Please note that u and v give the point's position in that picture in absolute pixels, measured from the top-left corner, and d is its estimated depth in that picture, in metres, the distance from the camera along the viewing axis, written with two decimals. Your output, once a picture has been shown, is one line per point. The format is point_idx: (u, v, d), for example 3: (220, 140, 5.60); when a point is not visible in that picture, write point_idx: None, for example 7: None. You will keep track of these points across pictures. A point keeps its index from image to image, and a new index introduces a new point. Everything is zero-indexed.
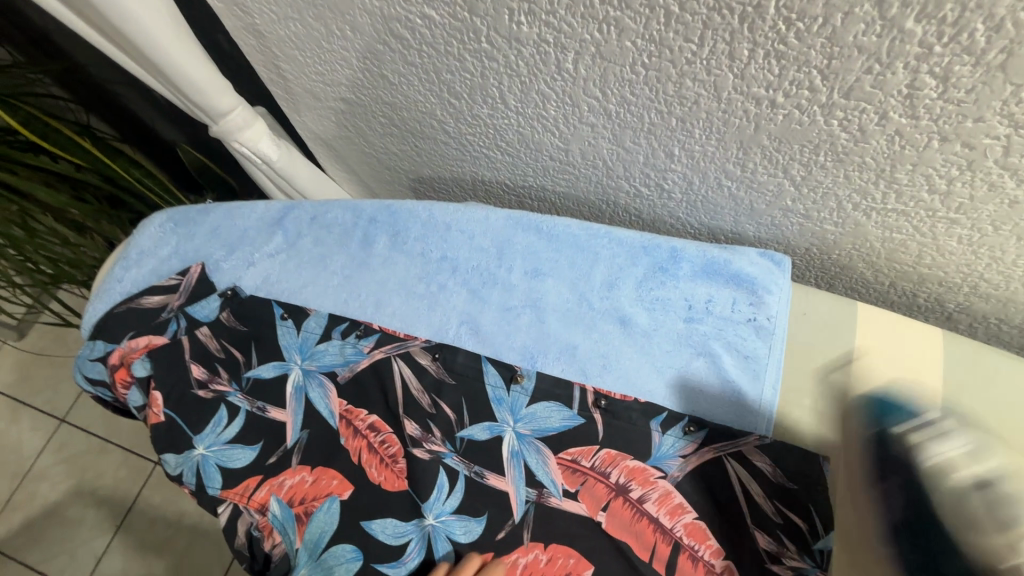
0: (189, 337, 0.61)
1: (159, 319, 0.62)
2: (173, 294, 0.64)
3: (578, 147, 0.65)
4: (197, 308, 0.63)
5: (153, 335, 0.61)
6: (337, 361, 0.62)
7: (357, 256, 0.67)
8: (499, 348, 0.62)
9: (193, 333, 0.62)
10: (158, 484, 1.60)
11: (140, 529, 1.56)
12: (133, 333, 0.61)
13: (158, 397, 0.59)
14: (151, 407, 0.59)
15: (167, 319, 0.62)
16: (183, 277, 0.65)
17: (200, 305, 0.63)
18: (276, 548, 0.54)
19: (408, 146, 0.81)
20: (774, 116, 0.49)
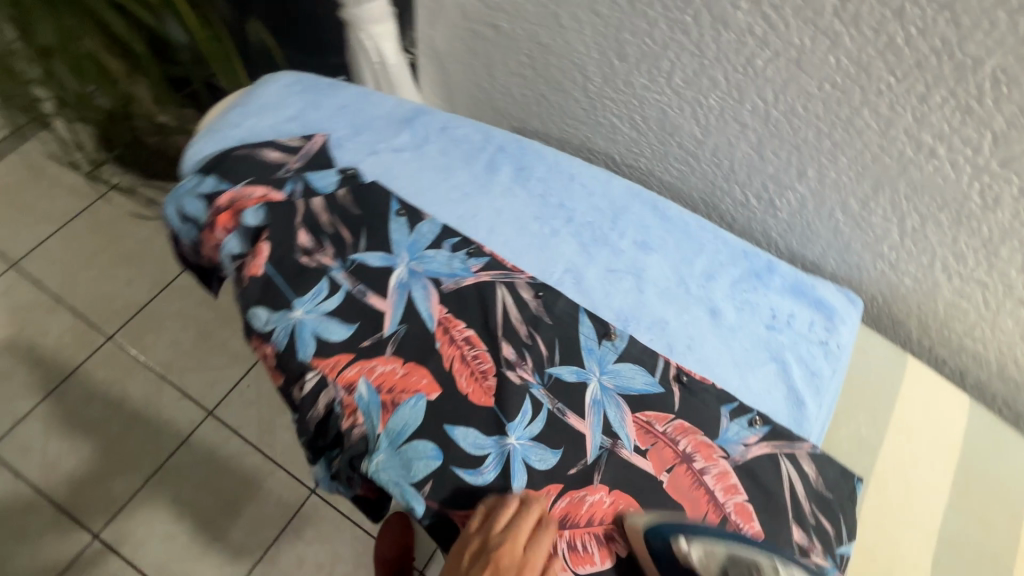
0: (304, 202, 0.59)
1: (276, 175, 0.60)
2: (293, 155, 0.62)
3: (714, 142, 0.69)
4: (317, 177, 0.61)
5: (270, 188, 0.59)
6: (444, 270, 0.61)
7: (480, 177, 0.67)
8: (597, 303, 0.64)
9: (309, 199, 0.60)
10: (106, 358, 1.49)
11: (73, 402, 1.45)
12: (248, 180, 0.59)
13: (263, 250, 0.57)
14: (255, 257, 0.56)
15: (285, 178, 0.60)
16: (305, 142, 0.63)
17: (320, 175, 0.62)
18: (355, 428, 0.53)
19: (532, 92, 0.82)
20: (925, 165, 0.55)
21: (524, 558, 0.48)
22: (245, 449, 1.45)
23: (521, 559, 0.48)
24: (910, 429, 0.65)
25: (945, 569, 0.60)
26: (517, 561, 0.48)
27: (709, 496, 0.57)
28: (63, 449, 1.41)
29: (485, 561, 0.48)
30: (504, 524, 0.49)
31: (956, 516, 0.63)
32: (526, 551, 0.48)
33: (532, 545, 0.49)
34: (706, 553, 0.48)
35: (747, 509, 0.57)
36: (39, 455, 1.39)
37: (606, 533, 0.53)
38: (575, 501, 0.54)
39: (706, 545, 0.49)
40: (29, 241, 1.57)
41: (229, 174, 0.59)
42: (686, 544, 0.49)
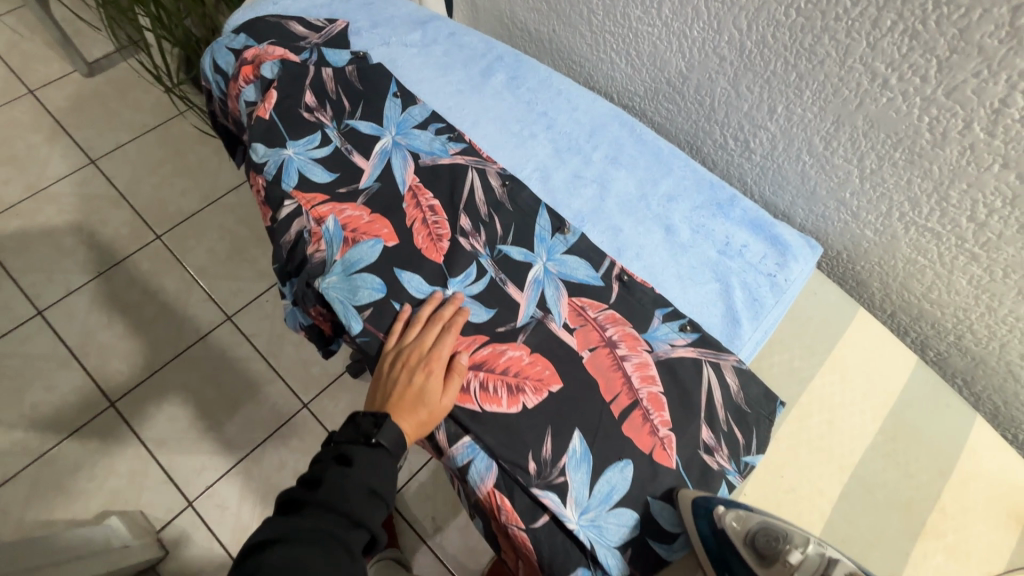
0: (315, 69, 0.69)
1: (297, 45, 0.70)
2: (315, 32, 0.71)
3: (697, 78, 0.73)
4: (332, 53, 0.70)
5: (289, 52, 0.69)
6: (424, 147, 0.68)
7: (474, 79, 0.74)
8: (558, 201, 0.69)
9: (320, 68, 0.69)
10: (154, 253, 1.58)
11: (119, 283, 1.53)
12: (272, 43, 0.69)
13: (272, 97, 0.65)
14: (264, 102, 0.65)
15: (304, 48, 0.69)
16: (327, 24, 0.73)
17: (334, 51, 0.71)
18: (317, 254, 0.61)
19: (546, 28, 0.89)
20: (879, 97, 0.57)
21: (429, 355, 0.56)
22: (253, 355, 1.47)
23: (426, 355, 0.56)
24: (846, 368, 0.66)
25: (854, 502, 0.61)
26: (424, 357, 0.56)
27: (625, 378, 0.60)
28: (102, 321, 1.49)
29: (401, 362, 0.57)
30: (413, 333, 0.58)
31: (879, 459, 0.63)
32: (429, 350, 0.56)
33: (436, 345, 0.57)
34: (741, 519, 0.49)
35: (660, 399, 0.60)
36: (80, 326, 1.48)
37: (517, 384, 0.58)
38: (496, 352, 0.59)
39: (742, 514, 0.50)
40: (109, 142, 1.70)
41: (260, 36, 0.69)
42: (725, 510, 0.51)
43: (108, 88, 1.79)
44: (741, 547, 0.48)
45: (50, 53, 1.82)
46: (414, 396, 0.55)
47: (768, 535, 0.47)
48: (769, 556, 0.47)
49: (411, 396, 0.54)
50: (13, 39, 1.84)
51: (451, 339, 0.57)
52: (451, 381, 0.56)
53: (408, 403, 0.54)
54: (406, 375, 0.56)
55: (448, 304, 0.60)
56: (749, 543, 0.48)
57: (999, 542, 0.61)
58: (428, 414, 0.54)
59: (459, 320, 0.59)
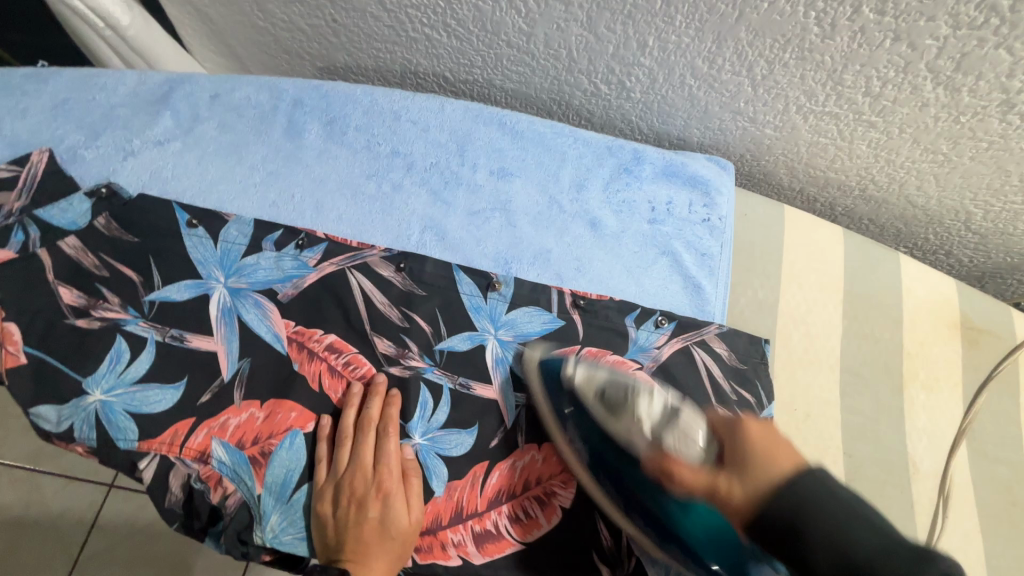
0: (49, 251, 0.45)
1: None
2: (9, 191, 0.46)
3: (544, 32, 0.59)
4: (54, 213, 0.46)
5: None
6: (275, 276, 0.50)
7: (283, 147, 0.54)
8: (469, 254, 0.56)
9: (54, 245, 0.45)
10: None
11: None
12: None
13: (13, 332, 0.42)
14: (1, 345, 0.42)
15: (9, 227, 0.45)
16: (20, 168, 0.47)
17: (60, 209, 0.46)
18: (229, 498, 0.44)
19: (323, 20, 0.66)
20: (760, 4, 0.50)
21: (377, 475, 0.46)
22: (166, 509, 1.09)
23: (374, 475, 0.46)
24: (796, 272, 0.67)
25: (852, 392, 0.65)
26: (372, 480, 0.46)
27: None
28: None
29: (345, 494, 0.45)
30: (342, 456, 0.46)
31: (853, 341, 0.67)
32: (374, 469, 0.46)
33: (381, 459, 0.47)
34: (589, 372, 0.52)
35: None
36: None
37: (544, 490, 0.50)
38: (505, 473, 0.50)
39: (590, 368, 0.52)
40: None
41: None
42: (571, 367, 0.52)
43: None
44: (594, 403, 0.51)
45: None
46: (377, 529, 0.44)
47: (614, 386, 0.51)
48: (615, 405, 0.50)
49: (372, 527, 0.44)
50: None
51: (394, 444, 0.47)
52: (411, 489, 0.47)
53: (370, 537, 0.44)
54: (354, 507, 0.45)
55: (370, 398, 0.48)
56: (600, 398, 0.51)
57: (951, 356, 0.69)
58: (399, 541, 0.45)
59: (391, 417, 0.48)
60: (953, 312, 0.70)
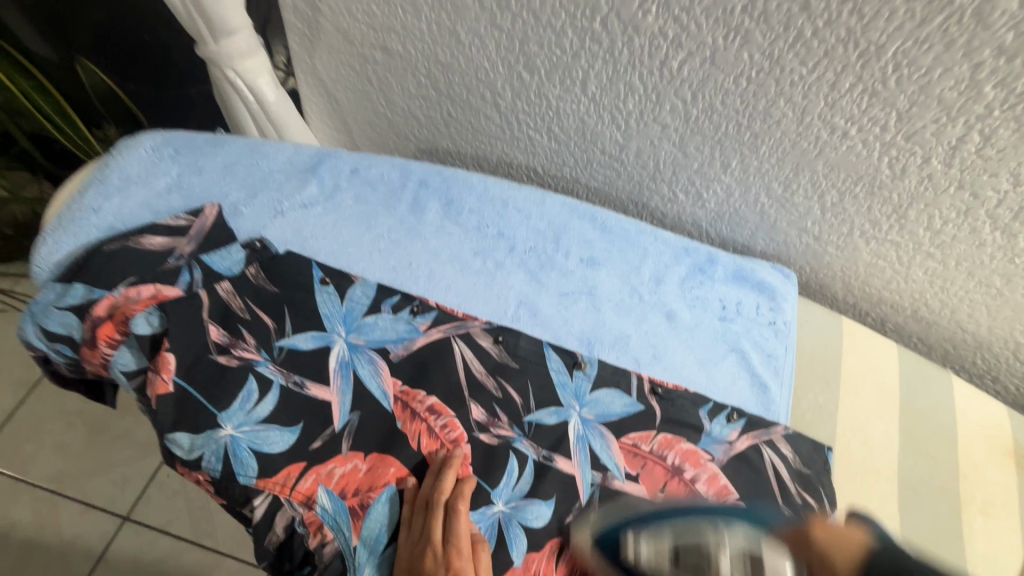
0: (208, 291, 0.50)
1: (165, 266, 0.50)
2: (183, 238, 0.53)
3: (637, 145, 0.67)
4: (216, 259, 0.52)
5: (161, 282, 0.49)
6: (389, 336, 0.54)
7: (407, 221, 0.61)
8: (558, 332, 0.61)
9: (212, 287, 0.51)
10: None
11: None
12: (133, 279, 0.49)
13: (170, 361, 0.47)
14: (158, 372, 0.46)
15: (178, 267, 0.50)
16: (195, 218, 0.54)
17: (220, 255, 0.52)
18: (326, 546, 0.46)
19: (439, 114, 0.75)
20: (839, 146, 0.57)
21: (446, 555, 0.45)
22: (179, 548, 1.04)
23: (443, 553, 0.45)
24: (853, 381, 0.71)
25: (909, 508, 0.65)
26: (442, 559, 0.45)
27: None
28: None
29: (417, 570, 0.45)
30: (419, 526, 0.47)
31: (909, 456, 0.68)
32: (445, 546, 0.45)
33: (451, 536, 0.46)
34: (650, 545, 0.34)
35: None
36: None
37: None
38: None
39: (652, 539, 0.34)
40: None
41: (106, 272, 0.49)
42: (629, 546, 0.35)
43: None
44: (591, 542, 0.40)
45: None
46: None
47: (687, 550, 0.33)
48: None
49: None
50: None
51: (462, 521, 0.46)
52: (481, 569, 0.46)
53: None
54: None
55: (446, 471, 0.49)
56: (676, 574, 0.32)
57: (1008, 483, 0.69)
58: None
59: (464, 491, 0.48)
60: (1008, 440, 0.71)
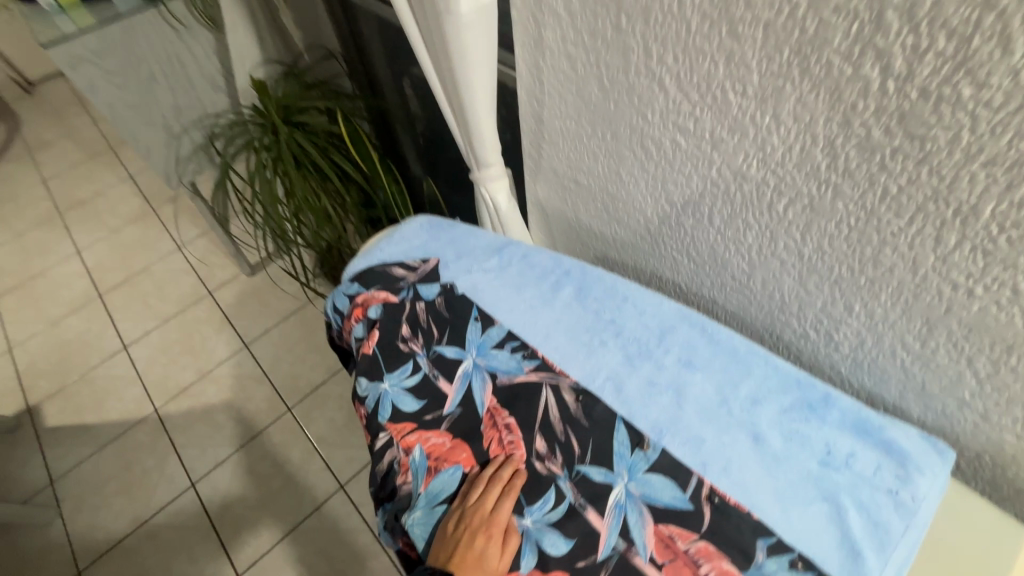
0: (410, 304, 0.81)
1: (397, 285, 0.84)
2: (413, 271, 0.85)
3: (762, 275, 0.73)
4: (425, 288, 0.83)
5: (390, 292, 0.83)
6: (502, 366, 0.75)
7: (545, 294, 0.82)
8: (634, 411, 0.69)
9: (414, 303, 0.81)
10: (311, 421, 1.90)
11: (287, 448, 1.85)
12: (379, 287, 0.84)
13: (375, 335, 0.79)
14: (368, 339, 0.79)
15: (403, 287, 0.83)
16: (422, 264, 0.86)
17: (428, 286, 0.83)
18: (405, 484, 0.67)
19: (610, 231, 0.96)
20: (969, 304, 0.54)
21: (489, 519, 0.61)
22: None
23: (488, 518, 0.61)
24: None
25: None
26: (485, 521, 0.61)
27: None
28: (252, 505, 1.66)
29: (464, 522, 0.61)
30: (476, 494, 0.64)
31: None
32: (490, 513, 0.61)
33: (496, 508, 0.62)
34: None
35: None
36: (221, 496, 1.77)
37: None
38: None
39: None
40: (259, 329, 2.15)
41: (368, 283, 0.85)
42: None
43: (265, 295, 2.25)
44: None
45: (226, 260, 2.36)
46: (475, 560, 0.58)
47: None
48: None
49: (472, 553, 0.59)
50: (204, 251, 2.42)
51: (508, 503, 0.62)
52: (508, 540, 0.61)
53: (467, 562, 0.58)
54: (469, 536, 0.60)
55: (506, 465, 0.66)
56: None
57: None
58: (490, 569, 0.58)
59: (516, 484, 0.64)
60: None
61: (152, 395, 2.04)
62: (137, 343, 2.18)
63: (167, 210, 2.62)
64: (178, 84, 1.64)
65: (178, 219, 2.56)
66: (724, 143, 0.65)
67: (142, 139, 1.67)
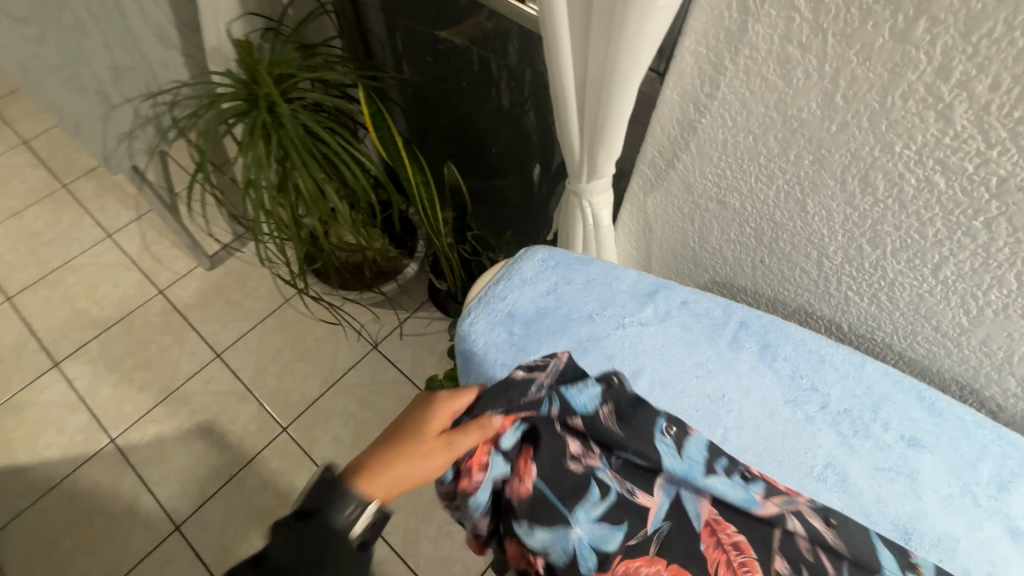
0: (565, 423, 0.59)
1: (532, 395, 0.60)
2: (542, 370, 0.63)
3: (987, 332, 0.64)
4: (574, 394, 0.61)
5: (520, 409, 0.59)
6: (723, 491, 0.57)
7: (724, 355, 0.68)
8: (869, 510, 0.59)
9: (568, 420, 0.59)
10: (314, 442, 1.67)
11: (291, 476, 1.62)
12: (503, 410, 0.58)
13: (531, 469, 0.57)
14: (520, 479, 0.57)
15: (541, 397, 0.60)
16: (551, 358, 0.65)
17: (578, 390, 0.61)
18: None
19: (751, 258, 0.83)
20: None
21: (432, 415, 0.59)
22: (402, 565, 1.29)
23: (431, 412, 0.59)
24: None
25: None
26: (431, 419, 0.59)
27: None
28: None
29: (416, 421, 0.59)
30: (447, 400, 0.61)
31: None
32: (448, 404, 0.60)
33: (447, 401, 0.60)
34: None
35: None
36: (218, 537, 1.54)
37: None
38: None
39: None
40: (231, 335, 1.83)
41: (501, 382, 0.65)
42: None
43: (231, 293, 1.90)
44: None
45: (176, 250, 1.96)
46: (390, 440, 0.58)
47: None
48: None
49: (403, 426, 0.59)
50: (143, 240, 2.00)
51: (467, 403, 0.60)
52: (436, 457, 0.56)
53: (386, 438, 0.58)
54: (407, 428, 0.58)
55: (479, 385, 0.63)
56: None
57: None
58: (413, 477, 0.56)
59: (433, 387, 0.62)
60: None
61: (104, 422, 1.69)
62: (73, 358, 1.79)
63: (85, 186, 2.12)
64: (115, 36, 1.24)
65: (102, 199, 2.08)
66: (1015, 193, 0.52)
67: None
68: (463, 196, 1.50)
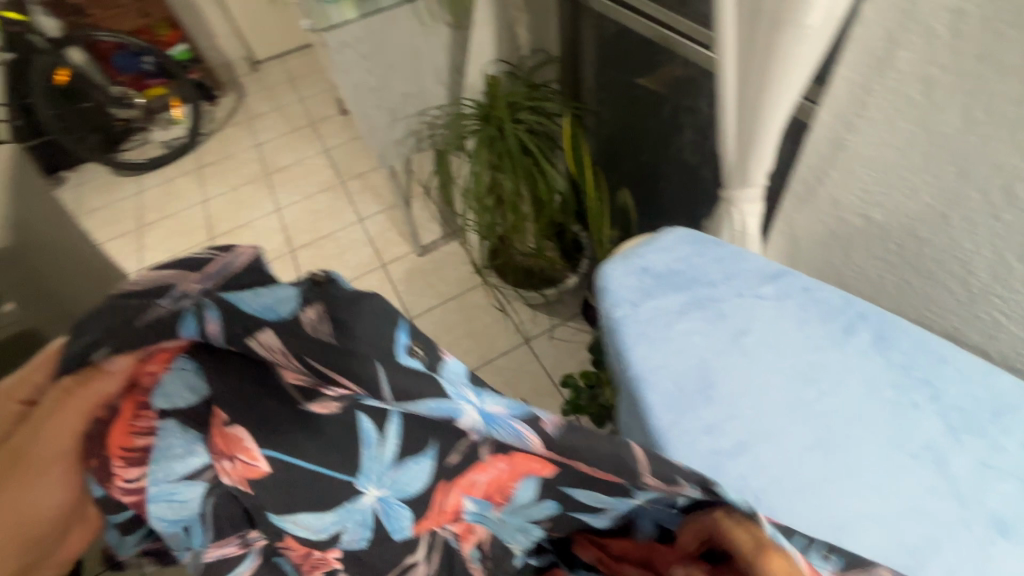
0: (248, 340, 0.50)
1: (153, 308, 0.51)
2: (194, 274, 0.53)
3: None
4: (195, 315, 0.50)
5: (146, 306, 0.51)
6: (503, 429, 0.52)
7: (836, 336, 0.75)
8: (966, 496, 0.62)
9: (256, 338, 0.50)
10: None
11: None
12: (110, 346, 0.50)
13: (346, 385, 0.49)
14: (312, 412, 0.50)
15: (183, 305, 0.51)
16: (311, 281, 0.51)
17: (249, 296, 0.50)
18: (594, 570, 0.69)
19: (894, 276, 0.86)
20: None
21: (35, 415, 0.51)
22: None
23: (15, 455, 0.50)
24: None
25: None
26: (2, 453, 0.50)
27: None
28: None
29: (8, 452, 0.50)
30: (52, 402, 0.51)
31: None
32: (101, 393, 0.52)
33: (65, 432, 0.51)
34: None
35: None
36: None
37: None
38: None
39: None
40: (422, 306, 2.28)
41: (624, 318, 0.80)
42: None
43: (429, 275, 2.38)
44: None
45: (401, 237, 2.55)
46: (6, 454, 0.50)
47: None
48: None
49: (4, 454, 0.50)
50: (382, 226, 2.64)
51: (68, 417, 0.51)
52: (36, 479, 0.51)
53: None
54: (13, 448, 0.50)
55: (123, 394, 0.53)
56: None
57: None
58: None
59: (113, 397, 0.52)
60: None
61: None
62: None
63: (355, 184, 2.89)
64: (411, 73, 1.79)
65: (364, 194, 2.82)
66: None
67: (371, 120, 1.84)
68: (631, 218, 1.70)
